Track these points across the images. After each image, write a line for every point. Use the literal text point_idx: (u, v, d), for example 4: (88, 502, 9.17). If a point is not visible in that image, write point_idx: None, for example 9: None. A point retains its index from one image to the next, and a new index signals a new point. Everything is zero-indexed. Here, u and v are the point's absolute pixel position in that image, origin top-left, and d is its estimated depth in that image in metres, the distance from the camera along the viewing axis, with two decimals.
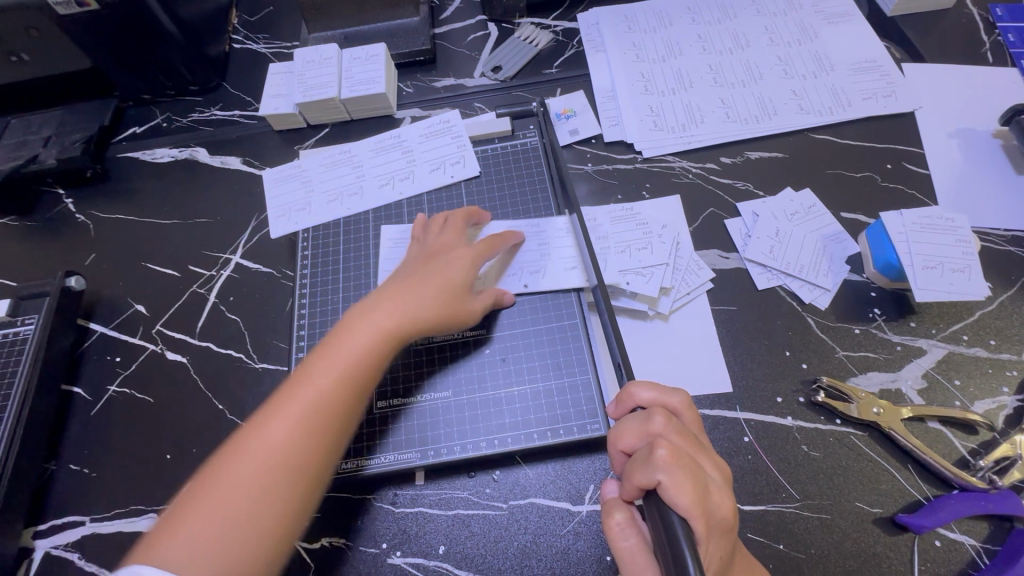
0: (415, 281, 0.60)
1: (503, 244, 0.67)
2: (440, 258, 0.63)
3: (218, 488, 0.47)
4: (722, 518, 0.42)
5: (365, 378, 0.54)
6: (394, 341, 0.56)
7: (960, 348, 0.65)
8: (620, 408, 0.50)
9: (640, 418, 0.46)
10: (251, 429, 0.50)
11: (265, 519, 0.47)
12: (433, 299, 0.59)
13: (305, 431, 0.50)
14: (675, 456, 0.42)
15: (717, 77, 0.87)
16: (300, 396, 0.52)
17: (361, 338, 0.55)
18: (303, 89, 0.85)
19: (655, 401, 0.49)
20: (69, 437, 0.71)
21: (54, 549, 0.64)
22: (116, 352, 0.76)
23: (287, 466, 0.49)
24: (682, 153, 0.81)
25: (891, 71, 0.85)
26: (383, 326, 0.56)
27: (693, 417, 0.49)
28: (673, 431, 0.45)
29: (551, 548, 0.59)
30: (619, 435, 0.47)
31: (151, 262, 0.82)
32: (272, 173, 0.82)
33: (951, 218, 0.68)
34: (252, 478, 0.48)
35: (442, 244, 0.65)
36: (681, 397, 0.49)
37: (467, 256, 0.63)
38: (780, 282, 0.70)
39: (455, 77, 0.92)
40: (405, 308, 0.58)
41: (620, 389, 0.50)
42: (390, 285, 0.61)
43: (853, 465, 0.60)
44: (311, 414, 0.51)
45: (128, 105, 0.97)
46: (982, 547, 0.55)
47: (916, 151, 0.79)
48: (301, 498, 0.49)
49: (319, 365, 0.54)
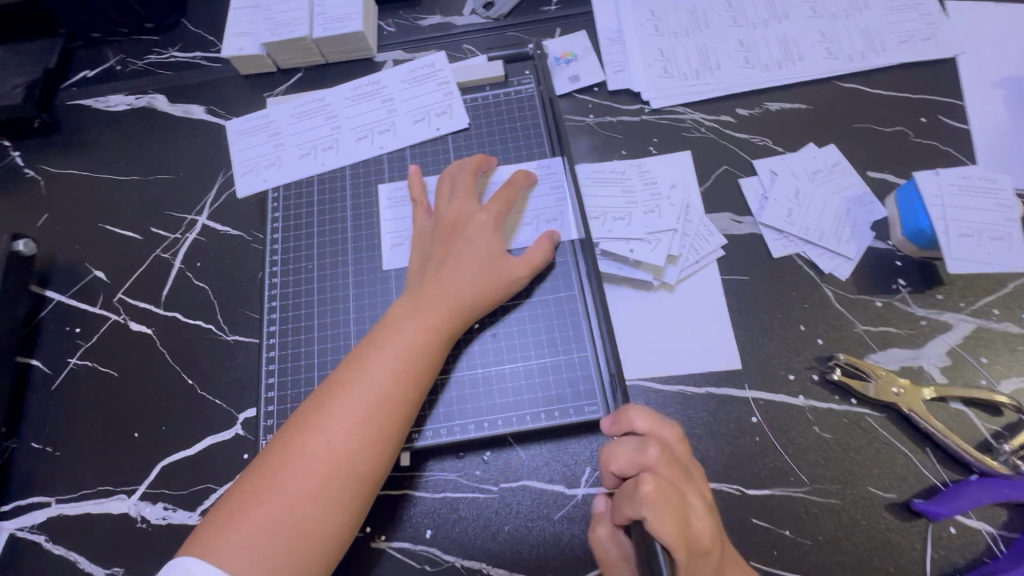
0: (451, 260, 0.56)
1: (518, 192, 0.61)
2: (470, 229, 0.58)
3: (278, 498, 0.45)
4: (710, 559, 0.40)
5: (417, 369, 0.51)
6: (441, 327, 0.53)
7: (989, 323, 0.60)
8: (616, 428, 0.47)
9: (633, 447, 0.44)
10: (304, 434, 0.48)
11: (335, 522, 0.46)
12: (475, 280, 0.55)
13: (360, 431, 0.48)
14: (659, 494, 0.40)
15: (737, 17, 0.77)
16: (351, 395, 0.49)
17: (407, 328, 0.52)
18: (270, 27, 0.75)
19: (651, 429, 0.45)
20: (29, 413, 0.66)
21: (19, 531, 0.61)
22: (76, 323, 0.70)
23: (351, 464, 0.47)
24: (695, 104, 0.73)
25: (932, 10, 0.76)
26: (429, 312, 0.53)
27: (686, 447, 0.46)
28: (664, 465, 0.42)
29: (543, 534, 0.56)
30: (610, 459, 0.45)
31: (108, 223, 0.75)
32: (236, 123, 0.74)
33: (993, 179, 0.62)
34: (309, 472, 0.46)
35: (464, 210, 0.59)
36: (674, 431, 0.46)
37: (492, 224, 0.58)
38: (797, 250, 0.64)
39: (442, 14, 0.82)
40: (447, 294, 0.54)
41: (618, 410, 0.47)
42: (430, 268, 0.56)
43: (867, 448, 0.56)
44: (368, 414, 0.48)
45: (77, 45, 0.85)
46: (999, 534, 0.53)
47: (955, 103, 0.71)
48: (363, 483, 0.47)
49: (368, 359, 0.51)
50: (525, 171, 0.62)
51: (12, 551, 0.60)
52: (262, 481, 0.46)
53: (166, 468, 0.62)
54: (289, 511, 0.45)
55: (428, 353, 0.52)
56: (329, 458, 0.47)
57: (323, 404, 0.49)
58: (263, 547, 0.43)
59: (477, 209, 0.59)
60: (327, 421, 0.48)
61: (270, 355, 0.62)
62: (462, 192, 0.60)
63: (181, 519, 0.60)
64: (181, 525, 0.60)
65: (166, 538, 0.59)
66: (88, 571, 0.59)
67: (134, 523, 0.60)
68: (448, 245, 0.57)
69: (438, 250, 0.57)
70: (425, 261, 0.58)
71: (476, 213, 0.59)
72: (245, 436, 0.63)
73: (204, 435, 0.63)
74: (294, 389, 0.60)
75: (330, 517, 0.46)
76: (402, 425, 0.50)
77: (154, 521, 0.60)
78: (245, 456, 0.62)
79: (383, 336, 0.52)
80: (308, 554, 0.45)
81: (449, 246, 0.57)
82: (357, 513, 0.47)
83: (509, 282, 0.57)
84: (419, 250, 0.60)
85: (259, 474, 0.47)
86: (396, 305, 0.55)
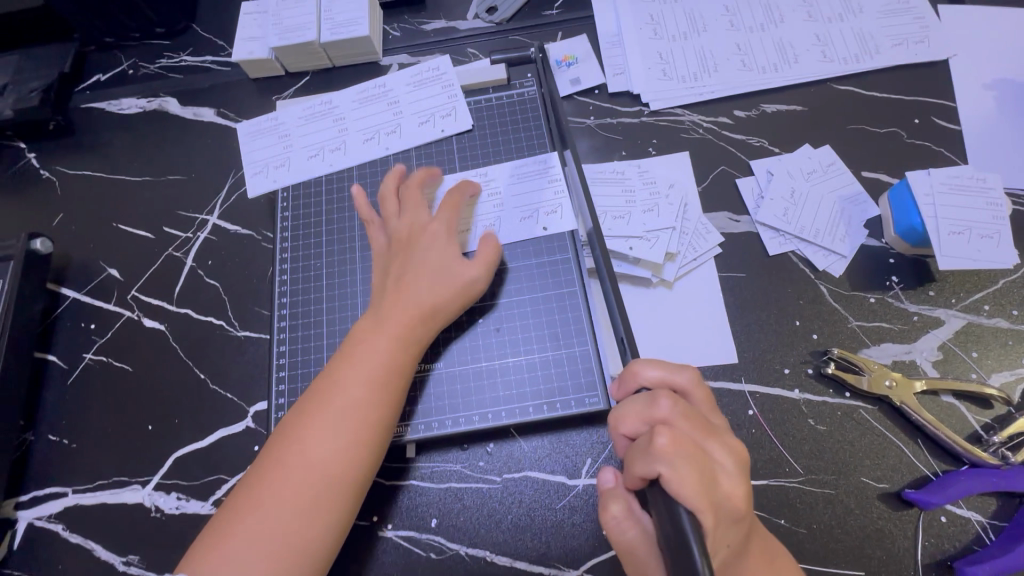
0: (410, 271, 0.58)
1: (464, 197, 0.62)
2: (423, 240, 0.59)
3: (263, 510, 0.47)
4: (729, 507, 0.40)
5: (388, 375, 0.53)
6: (407, 333, 0.55)
7: (980, 319, 0.62)
8: (624, 388, 0.47)
9: (644, 401, 0.44)
10: (283, 448, 0.50)
11: (321, 526, 0.48)
12: (432, 285, 0.56)
13: (337, 438, 0.50)
14: (677, 445, 0.40)
15: (734, 21, 0.79)
16: (325, 407, 0.51)
17: (376, 338, 0.54)
18: (279, 32, 0.77)
19: (660, 381, 0.45)
20: (46, 406, 0.68)
21: (37, 520, 0.63)
22: (91, 319, 0.72)
23: (332, 469, 0.49)
24: (693, 105, 0.74)
25: (926, 14, 0.77)
26: (393, 321, 0.55)
27: (704, 396, 0.46)
28: (679, 415, 0.42)
29: (545, 523, 0.58)
30: (620, 418, 0.44)
31: (121, 223, 0.77)
32: (246, 125, 0.76)
33: (983, 178, 0.63)
34: (293, 481, 0.48)
35: (415, 222, 0.61)
36: (689, 376, 0.46)
37: (443, 231, 0.59)
38: (793, 247, 0.66)
39: (446, 18, 0.84)
40: (408, 301, 0.56)
41: (624, 368, 0.47)
42: (388, 280, 0.58)
43: (860, 440, 0.58)
44: (344, 420, 0.50)
45: (91, 50, 0.87)
46: (989, 523, 0.54)
47: (948, 104, 0.73)
48: (347, 486, 0.49)
49: (340, 371, 0.53)
50: (468, 181, 0.65)
51: (31, 540, 0.62)
52: (246, 497, 0.48)
53: (179, 459, 0.64)
54: (278, 518, 0.47)
55: (400, 358, 0.54)
56: (310, 466, 0.48)
57: (299, 417, 0.51)
58: (254, 554, 0.46)
59: (427, 220, 0.61)
60: (305, 431, 0.50)
61: (280, 350, 0.64)
62: (410, 206, 0.62)
63: (194, 509, 0.62)
64: (194, 514, 0.62)
65: (179, 527, 0.61)
66: (104, 558, 0.61)
67: (149, 513, 0.62)
68: (405, 257, 0.59)
69: (396, 263, 0.59)
70: (384, 275, 0.59)
71: (428, 223, 0.60)
72: (255, 429, 0.64)
73: (216, 428, 0.65)
74: (303, 383, 0.62)
75: (315, 521, 0.48)
76: (379, 427, 0.51)
77: (168, 511, 0.62)
78: (256, 448, 0.64)
79: (352, 348, 0.54)
80: (300, 557, 0.47)
81: (407, 257, 0.59)
82: (344, 515, 0.49)
83: (471, 282, 0.57)
84: (377, 266, 0.61)
85: (244, 489, 0.49)
86: (364, 318, 0.57)
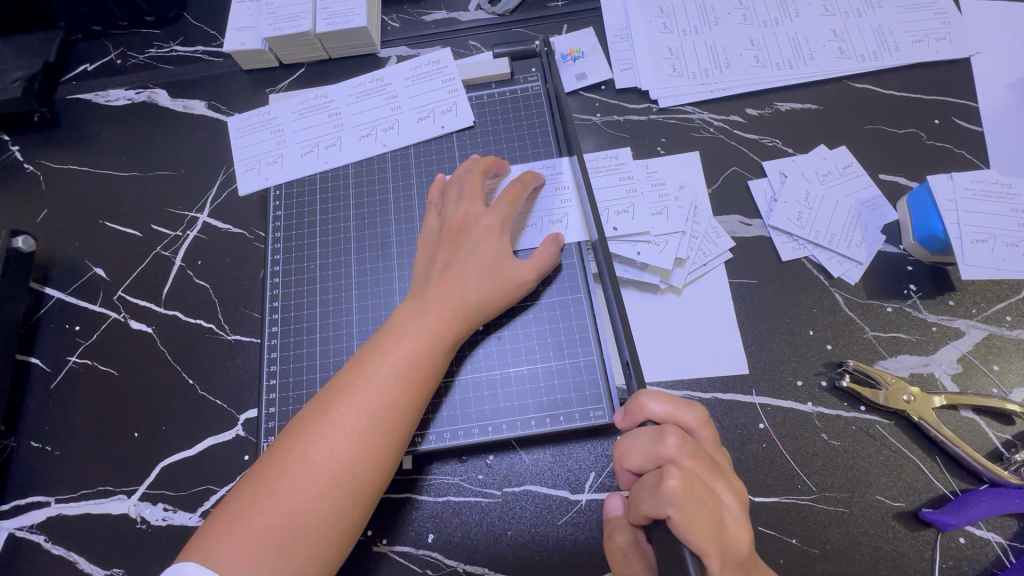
0: (457, 264, 0.55)
1: (526, 191, 0.59)
2: (476, 233, 0.56)
3: (278, 505, 0.44)
4: (736, 552, 0.39)
5: (420, 376, 0.50)
6: (445, 334, 0.52)
7: (1002, 330, 0.59)
8: (629, 420, 0.44)
9: (650, 437, 0.41)
10: (306, 441, 0.47)
11: (335, 530, 0.45)
12: (480, 284, 0.54)
13: (363, 438, 0.47)
14: (688, 486, 0.38)
15: (748, 14, 0.76)
16: (353, 402, 0.48)
17: (413, 334, 0.52)
18: (272, 22, 0.74)
19: (668, 416, 0.42)
20: (28, 411, 0.65)
21: (18, 531, 0.60)
22: (75, 321, 0.69)
23: (353, 471, 0.46)
24: (704, 103, 0.71)
25: (947, 9, 0.74)
26: (433, 319, 0.52)
27: (710, 432, 0.44)
28: (688, 454, 0.40)
29: (546, 539, 0.55)
30: (626, 453, 0.42)
31: (108, 220, 0.74)
32: (238, 120, 0.72)
33: (1007, 185, 0.61)
34: (312, 478, 0.45)
35: (470, 212, 0.58)
36: (697, 413, 0.43)
37: (498, 226, 0.57)
38: (807, 253, 0.63)
39: (447, 9, 0.81)
40: (452, 298, 0.53)
41: (630, 399, 0.44)
42: (434, 272, 0.56)
43: (876, 456, 0.55)
44: (372, 420, 0.48)
45: (77, 38, 0.84)
46: (1009, 545, 0.52)
47: (969, 104, 0.70)
48: (366, 490, 0.47)
49: (371, 364, 0.50)
50: (533, 172, 0.61)
51: (11, 551, 0.59)
52: (263, 486, 0.45)
53: (165, 469, 0.62)
54: (290, 516, 0.44)
55: (432, 359, 0.51)
56: (331, 464, 0.46)
57: (328, 409, 0.48)
58: (262, 551, 0.43)
59: (483, 212, 0.58)
60: (330, 426, 0.47)
61: (271, 356, 0.61)
62: (469, 194, 0.59)
63: (181, 521, 0.59)
64: (181, 526, 0.59)
65: (165, 539, 0.59)
66: (88, 571, 0.58)
67: (134, 524, 0.60)
68: (454, 248, 0.56)
69: (444, 253, 0.56)
70: (432, 263, 0.57)
71: (483, 215, 0.57)
72: (245, 437, 0.62)
73: (205, 436, 0.63)
74: (296, 391, 0.59)
75: (328, 524, 0.45)
76: (405, 432, 0.49)
77: (153, 523, 0.60)
78: (246, 457, 0.61)
79: (387, 341, 0.52)
80: (308, 560, 0.44)
81: (455, 248, 0.56)
82: (357, 519, 0.47)
83: (517, 284, 0.56)
84: (423, 253, 0.59)
85: (260, 479, 0.46)
86: (401, 310, 0.54)
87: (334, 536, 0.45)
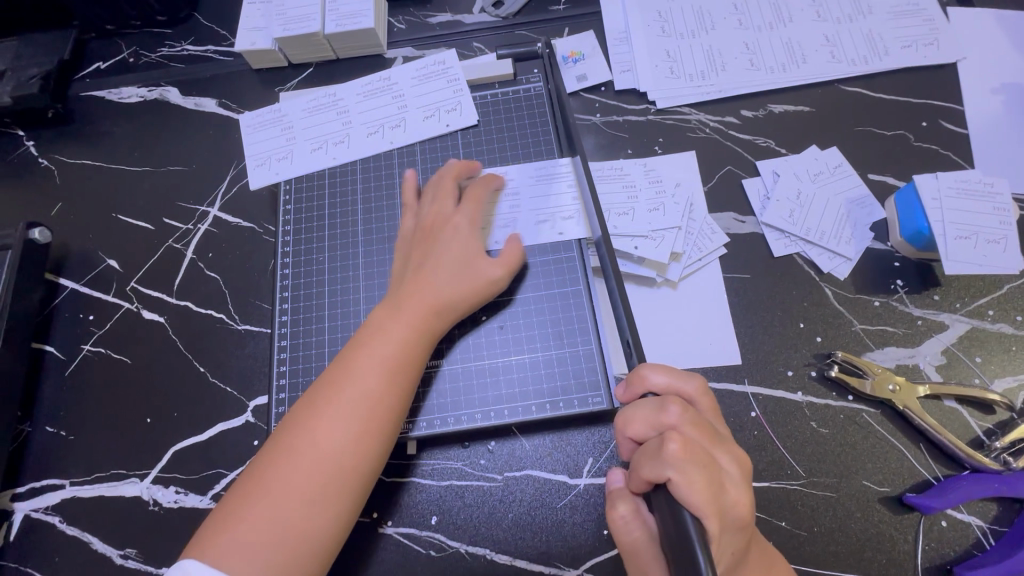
0: (431, 263, 0.57)
1: (487, 191, 0.63)
2: (446, 232, 0.59)
3: (266, 500, 0.47)
4: (735, 514, 0.41)
5: (403, 370, 0.53)
6: (420, 328, 0.54)
7: (984, 324, 0.62)
8: (630, 392, 0.46)
9: (653, 406, 0.43)
10: (291, 437, 0.49)
11: (323, 521, 0.47)
12: (455, 280, 0.57)
13: (344, 431, 0.49)
14: (688, 451, 0.40)
15: (743, 19, 0.78)
16: (339, 398, 0.50)
17: (393, 331, 0.54)
18: (282, 23, 0.76)
19: (668, 387, 0.45)
20: (43, 397, 0.67)
21: (33, 512, 0.62)
22: (89, 310, 0.71)
23: (342, 464, 0.48)
24: (700, 104, 0.74)
25: (935, 16, 0.77)
26: (411, 316, 0.55)
27: (709, 403, 0.46)
28: (689, 422, 0.42)
29: (546, 522, 0.57)
30: (628, 422, 0.44)
31: (121, 213, 0.76)
32: (248, 116, 0.74)
33: (991, 183, 0.63)
34: (304, 473, 0.47)
35: (441, 211, 0.61)
36: (695, 384, 0.46)
37: (466, 224, 0.59)
38: (798, 249, 0.66)
39: (452, 12, 0.83)
40: (428, 295, 0.55)
41: (632, 371, 0.46)
42: (408, 271, 0.58)
43: (862, 443, 0.58)
44: (356, 414, 0.50)
45: (90, 37, 0.86)
46: (989, 528, 0.54)
47: (956, 108, 0.72)
48: (356, 481, 0.49)
49: (354, 361, 0.52)
50: (495, 174, 0.64)
51: (28, 532, 0.61)
52: (256, 483, 0.48)
53: (177, 453, 0.64)
54: (285, 509, 0.46)
55: (412, 353, 0.54)
56: (320, 458, 0.48)
57: (314, 407, 0.50)
58: (262, 544, 0.45)
59: (453, 211, 0.60)
60: (318, 422, 0.49)
61: (281, 345, 0.63)
62: (441, 195, 0.62)
63: (192, 503, 0.61)
64: (193, 508, 0.61)
65: (177, 521, 0.61)
66: (102, 551, 0.60)
67: (147, 506, 0.62)
68: (426, 247, 0.59)
69: (419, 252, 0.59)
70: (407, 263, 0.60)
71: (453, 215, 0.60)
72: (255, 424, 0.64)
73: (215, 422, 0.65)
74: (305, 378, 0.62)
75: (322, 515, 0.47)
76: (390, 423, 0.51)
77: (166, 505, 0.62)
78: (256, 443, 0.63)
79: (365, 338, 0.54)
80: (306, 550, 0.46)
81: (428, 248, 0.59)
82: (350, 510, 0.49)
83: (488, 279, 0.58)
84: (401, 253, 0.62)
85: (250, 477, 0.48)
86: (381, 308, 0.56)
87: (329, 528, 0.47)
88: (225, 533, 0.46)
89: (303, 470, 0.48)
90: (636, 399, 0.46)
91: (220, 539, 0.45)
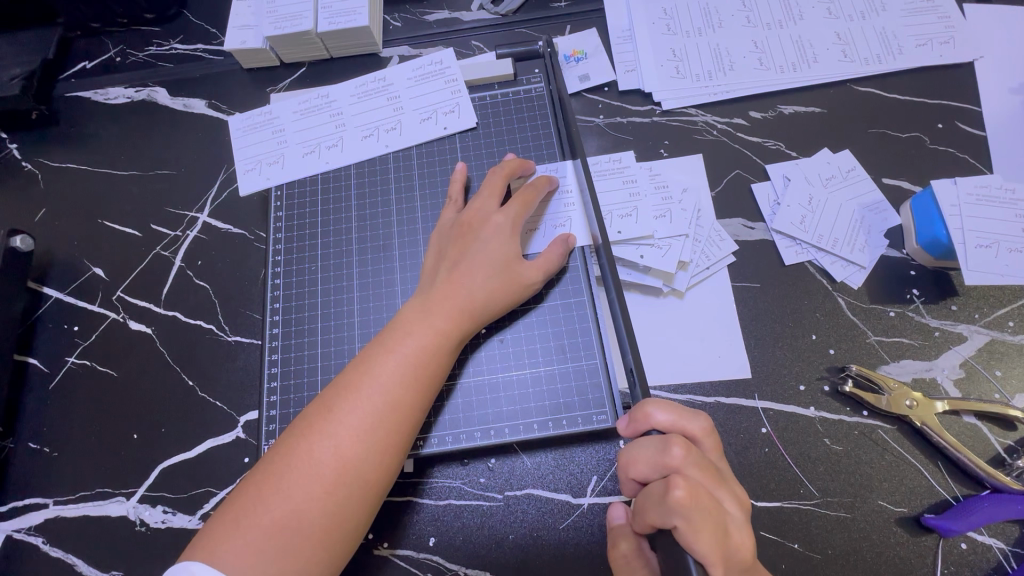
0: (466, 263, 0.55)
1: (538, 195, 0.59)
2: (486, 231, 0.56)
3: (284, 502, 0.44)
4: (741, 560, 0.39)
5: (426, 376, 0.50)
6: (450, 332, 0.52)
7: (1004, 335, 0.59)
8: (632, 427, 0.44)
9: (655, 446, 0.41)
10: (311, 437, 0.47)
11: (337, 530, 0.45)
12: (488, 283, 0.54)
13: (368, 435, 0.47)
14: (694, 498, 0.38)
15: (751, 16, 0.75)
16: (358, 401, 0.48)
17: (420, 333, 0.51)
18: (273, 21, 0.73)
19: (672, 426, 0.42)
20: (26, 412, 0.65)
21: (15, 533, 0.60)
22: (74, 321, 0.69)
23: (357, 472, 0.46)
24: (707, 105, 0.71)
25: (951, 13, 0.74)
26: (440, 319, 0.52)
27: (715, 441, 0.44)
28: (693, 464, 0.39)
29: (548, 543, 0.55)
30: (631, 463, 0.42)
31: (107, 219, 0.74)
32: (238, 120, 0.72)
33: (1011, 189, 0.61)
34: (317, 478, 0.45)
35: (481, 209, 0.58)
36: (701, 421, 0.43)
37: (509, 225, 0.56)
38: (809, 257, 0.63)
39: (450, 9, 0.80)
40: (459, 297, 0.53)
41: (634, 407, 0.44)
42: (443, 269, 0.55)
43: (877, 461, 0.55)
44: (376, 420, 0.47)
45: (75, 35, 0.83)
46: (1010, 551, 0.52)
47: (973, 109, 0.70)
48: (369, 491, 0.46)
49: (376, 363, 0.50)
50: (546, 176, 0.60)
51: (9, 553, 0.59)
52: (268, 484, 0.45)
53: (165, 471, 0.61)
54: (295, 514, 0.44)
55: (437, 358, 0.51)
56: (336, 463, 0.45)
57: (332, 409, 0.48)
58: (268, 550, 0.43)
59: (495, 211, 0.57)
60: (335, 426, 0.47)
61: (272, 358, 0.61)
62: (486, 193, 0.58)
63: (180, 523, 0.59)
64: (180, 529, 0.59)
65: (163, 542, 0.59)
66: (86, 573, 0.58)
67: (133, 526, 0.59)
68: (463, 245, 0.56)
69: (454, 249, 0.56)
70: (441, 259, 0.57)
71: (494, 214, 0.57)
72: (246, 440, 0.62)
73: (204, 437, 0.62)
74: (296, 394, 0.59)
75: (332, 523, 0.45)
76: (409, 432, 0.49)
77: (153, 525, 0.59)
78: (246, 460, 0.61)
79: (393, 338, 0.51)
80: (312, 558, 0.44)
81: (464, 245, 0.56)
82: (361, 520, 0.46)
83: (524, 286, 0.55)
84: (434, 247, 0.59)
85: (264, 477, 0.46)
86: (410, 308, 0.54)
87: (337, 537, 0.45)
88: (231, 536, 0.43)
89: (316, 475, 0.45)
90: (638, 436, 0.43)
91: (224, 542, 0.43)
